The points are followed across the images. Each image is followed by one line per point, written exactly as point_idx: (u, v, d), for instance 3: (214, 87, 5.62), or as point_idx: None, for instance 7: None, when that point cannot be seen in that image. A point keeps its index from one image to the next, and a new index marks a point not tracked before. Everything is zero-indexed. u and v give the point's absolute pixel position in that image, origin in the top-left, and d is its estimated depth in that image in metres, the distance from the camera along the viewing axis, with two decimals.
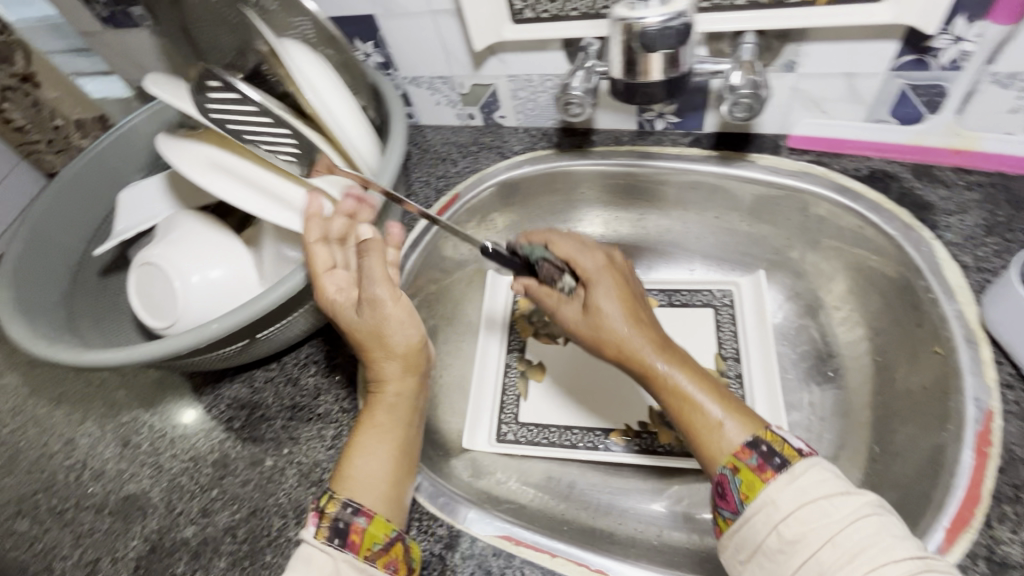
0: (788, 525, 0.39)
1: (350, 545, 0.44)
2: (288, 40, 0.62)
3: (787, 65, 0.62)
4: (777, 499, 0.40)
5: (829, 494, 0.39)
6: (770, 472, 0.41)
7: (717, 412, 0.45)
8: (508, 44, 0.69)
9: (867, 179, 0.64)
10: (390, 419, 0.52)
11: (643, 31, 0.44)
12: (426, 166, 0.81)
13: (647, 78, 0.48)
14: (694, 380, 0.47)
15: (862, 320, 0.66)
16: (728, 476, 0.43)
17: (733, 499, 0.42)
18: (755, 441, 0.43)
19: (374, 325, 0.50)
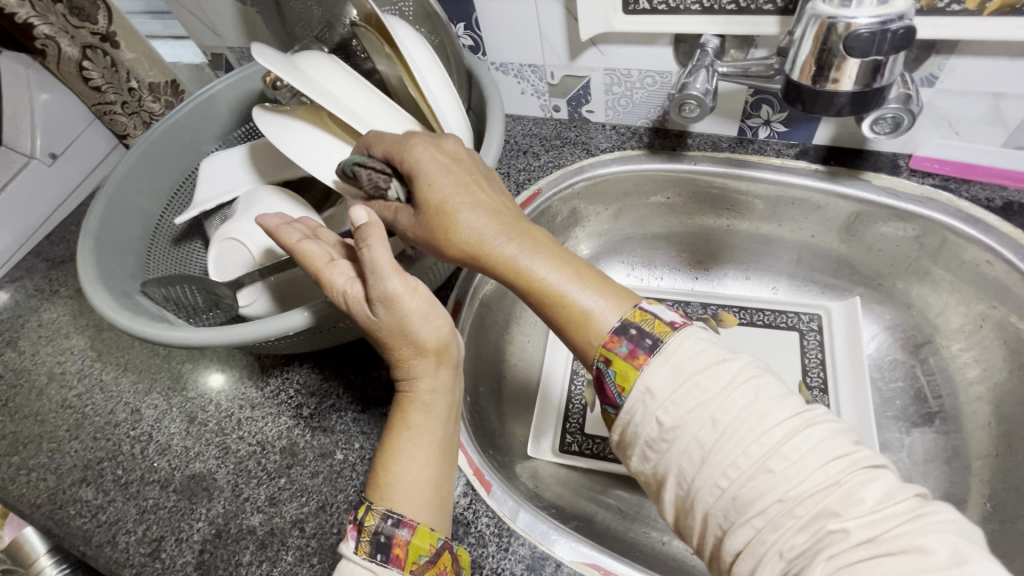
0: (672, 410, 0.38)
1: (394, 559, 0.41)
2: (390, 17, 0.59)
3: (927, 78, 0.56)
4: (652, 383, 0.38)
5: (700, 370, 0.38)
6: (642, 357, 0.39)
7: (582, 296, 0.42)
8: (613, 35, 0.65)
9: (1002, 212, 0.59)
10: (431, 418, 0.46)
11: (853, 33, 0.41)
12: (505, 157, 0.78)
13: (837, 86, 0.45)
14: (557, 267, 0.44)
15: (977, 363, 0.61)
16: (603, 370, 0.40)
17: (612, 393, 0.40)
18: (624, 325, 0.40)
19: (395, 321, 0.44)
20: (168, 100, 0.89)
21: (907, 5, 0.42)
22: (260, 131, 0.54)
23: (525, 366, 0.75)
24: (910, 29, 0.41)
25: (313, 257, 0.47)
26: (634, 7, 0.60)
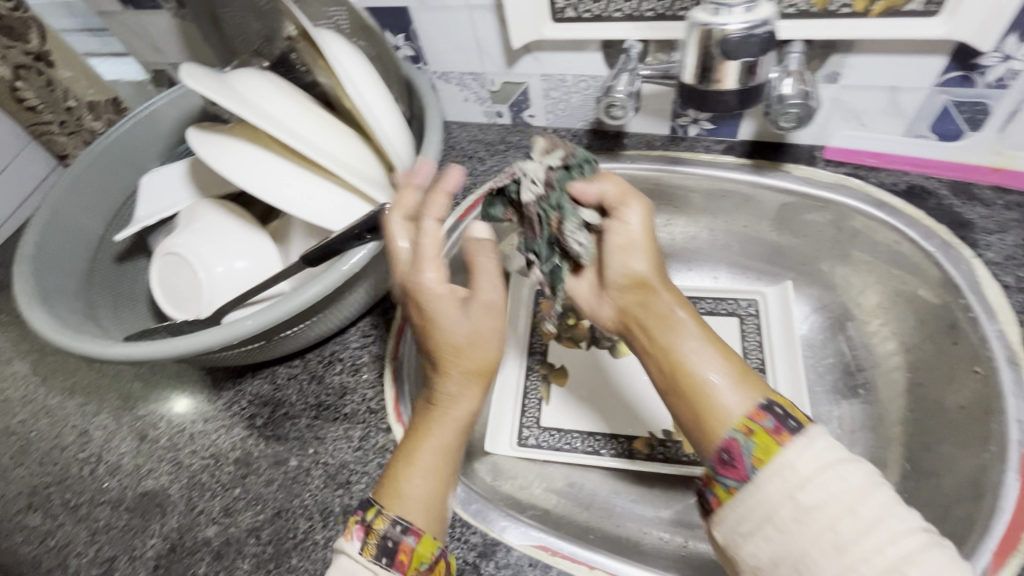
0: (807, 494, 0.35)
1: (398, 565, 0.41)
2: (324, 32, 0.60)
3: (830, 76, 0.61)
4: (794, 466, 0.36)
5: (839, 459, 0.36)
6: (787, 435, 0.38)
7: (725, 381, 0.42)
8: (545, 43, 0.68)
9: (905, 194, 0.63)
10: (445, 439, 0.46)
11: (725, 37, 0.45)
12: (451, 163, 0.80)
13: (721, 86, 0.49)
14: (714, 344, 0.45)
15: (894, 336, 0.65)
16: (739, 441, 0.39)
17: (743, 466, 0.38)
18: (768, 404, 0.40)
19: (473, 329, 0.46)
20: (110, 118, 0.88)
21: (771, 9, 0.45)
22: (195, 151, 0.53)
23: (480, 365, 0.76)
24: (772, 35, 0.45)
25: (421, 240, 0.46)
26: (561, 14, 0.63)
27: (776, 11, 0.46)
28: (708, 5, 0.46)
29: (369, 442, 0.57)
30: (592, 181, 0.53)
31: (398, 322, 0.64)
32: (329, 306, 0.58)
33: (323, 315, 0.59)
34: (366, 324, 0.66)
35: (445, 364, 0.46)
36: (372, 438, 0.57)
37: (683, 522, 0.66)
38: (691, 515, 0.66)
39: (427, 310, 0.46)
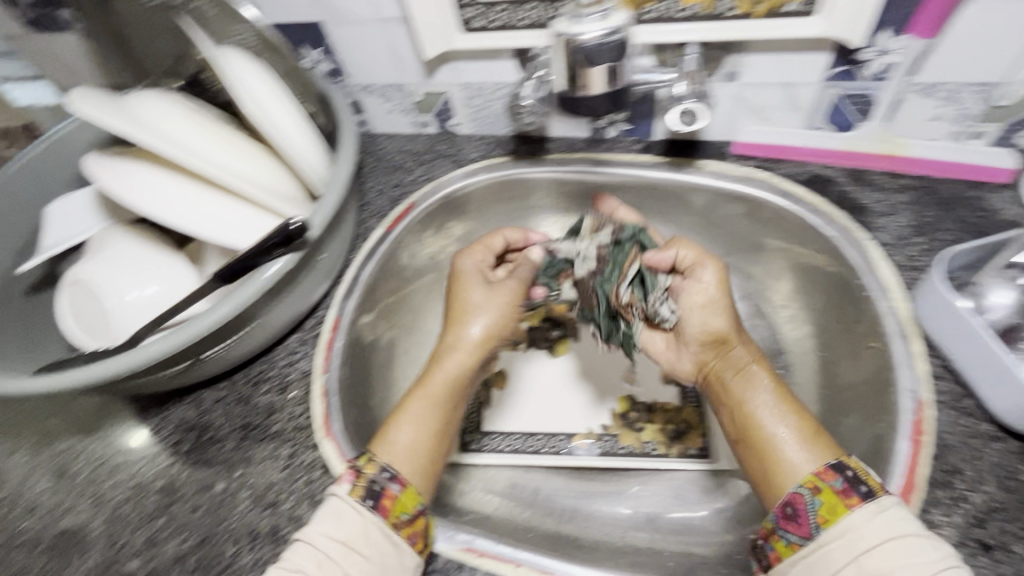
0: (870, 557, 0.39)
1: (381, 508, 0.48)
2: (228, 49, 0.60)
3: (729, 74, 0.64)
4: (863, 532, 0.40)
5: (911, 534, 0.39)
6: (854, 499, 0.42)
7: (789, 438, 0.48)
8: (459, 53, 0.69)
9: (807, 183, 0.67)
10: (433, 399, 0.57)
11: (581, 46, 0.44)
12: (380, 175, 0.80)
13: (587, 90, 0.48)
14: (779, 401, 0.51)
15: (807, 318, 0.68)
16: (805, 498, 0.44)
17: (807, 523, 0.43)
18: (839, 466, 0.44)
19: (483, 304, 0.64)
20: (23, 145, 0.85)
21: (623, 18, 0.45)
22: (92, 178, 0.52)
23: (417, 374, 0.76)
24: (622, 43, 0.45)
25: (471, 257, 0.68)
26: (471, 25, 0.64)
27: (631, 19, 0.46)
28: (564, 15, 0.46)
29: (297, 460, 0.57)
30: (664, 249, 0.60)
31: (327, 338, 0.65)
32: (249, 326, 0.58)
33: (244, 335, 0.58)
34: (294, 341, 0.65)
35: (455, 342, 0.61)
36: (301, 455, 0.57)
37: (622, 514, 0.67)
38: (629, 507, 0.67)
39: (455, 308, 0.64)
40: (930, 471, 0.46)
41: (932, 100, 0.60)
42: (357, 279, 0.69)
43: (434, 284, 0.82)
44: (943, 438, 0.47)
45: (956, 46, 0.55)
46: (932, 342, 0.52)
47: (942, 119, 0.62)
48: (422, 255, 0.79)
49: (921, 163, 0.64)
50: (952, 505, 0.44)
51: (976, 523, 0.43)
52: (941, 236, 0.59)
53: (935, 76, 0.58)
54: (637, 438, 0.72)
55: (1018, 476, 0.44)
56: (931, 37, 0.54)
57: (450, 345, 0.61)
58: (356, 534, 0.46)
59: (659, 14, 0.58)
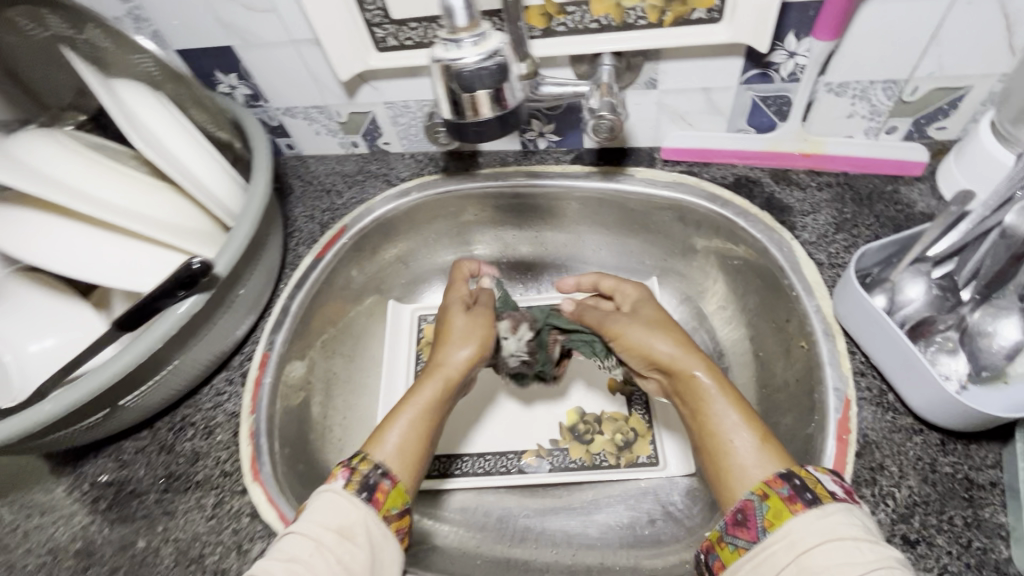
0: (811, 557, 0.36)
1: (375, 502, 0.46)
2: (122, 82, 0.57)
3: (648, 82, 0.63)
4: (803, 533, 0.37)
5: (855, 537, 0.36)
6: (800, 504, 0.38)
7: (748, 443, 0.45)
8: (378, 72, 0.67)
9: (733, 186, 0.67)
10: (434, 396, 0.54)
11: (459, 72, 0.43)
12: (309, 199, 0.77)
13: (476, 116, 0.46)
14: (735, 408, 0.47)
15: (744, 320, 0.68)
16: (754, 503, 0.41)
17: (755, 527, 0.40)
18: (788, 473, 0.41)
19: (470, 326, 0.61)
20: None
21: (499, 41, 0.44)
22: None
23: (358, 404, 0.73)
24: (503, 64, 0.44)
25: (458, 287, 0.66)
26: (384, 44, 0.63)
27: (508, 40, 0.46)
28: (441, 41, 0.44)
29: (222, 510, 0.54)
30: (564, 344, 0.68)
31: (255, 375, 0.62)
32: (166, 370, 0.55)
33: (163, 378, 0.55)
34: (220, 381, 0.63)
35: (443, 362, 0.57)
36: (227, 504, 0.54)
37: (575, 531, 0.66)
38: (582, 524, 0.66)
39: (444, 333, 0.60)
40: (854, 469, 0.46)
41: (844, 99, 0.61)
42: (286, 310, 0.67)
43: (374, 308, 0.79)
44: (866, 435, 0.48)
45: (858, 47, 0.56)
46: (853, 338, 0.53)
47: (856, 116, 0.63)
48: (357, 280, 0.76)
49: (840, 159, 0.64)
50: (877, 502, 0.44)
51: (899, 519, 0.43)
52: (860, 232, 0.60)
53: (844, 76, 0.59)
54: (586, 451, 0.70)
55: (938, 468, 0.45)
56: (833, 38, 0.53)
57: (438, 364, 0.57)
58: (349, 524, 0.44)
59: (571, 26, 0.58)
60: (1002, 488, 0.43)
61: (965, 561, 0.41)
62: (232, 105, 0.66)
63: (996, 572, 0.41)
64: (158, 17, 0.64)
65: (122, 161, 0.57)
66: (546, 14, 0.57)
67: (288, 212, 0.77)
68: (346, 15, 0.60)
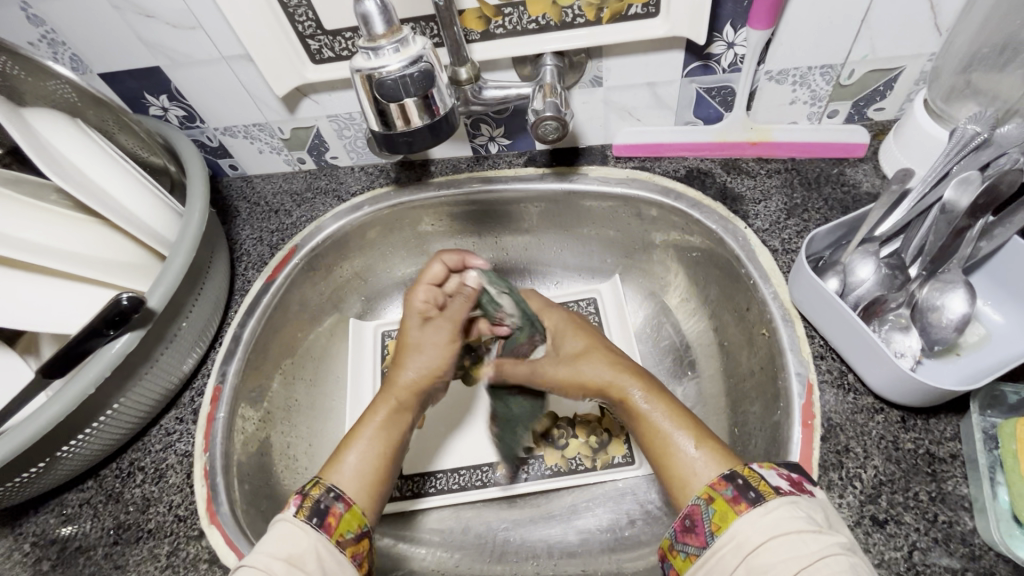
0: (758, 556, 0.36)
1: (326, 526, 0.44)
2: (32, 110, 0.53)
3: (593, 80, 0.63)
4: (749, 532, 0.37)
5: (799, 530, 0.36)
6: (744, 504, 0.38)
7: (688, 446, 0.45)
8: (317, 84, 0.65)
9: (686, 178, 0.67)
10: (387, 417, 0.53)
11: (380, 81, 0.42)
12: (257, 220, 0.74)
13: (406, 125, 0.45)
14: (672, 414, 0.48)
15: (706, 311, 0.68)
16: (701, 507, 0.40)
17: (703, 532, 0.39)
18: (731, 474, 0.41)
19: (424, 341, 0.57)
20: None
21: (421, 45, 0.43)
22: None
23: (323, 430, 0.70)
24: (428, 70, 0.43)
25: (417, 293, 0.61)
26: (319, 56, 0.61)
27: (430, 44, 0.44)
28: (359, 50, 0.43)
29: (179, 558, 0.51)
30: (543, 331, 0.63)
31: (207, 411, 0.59)
32: (105, 415, 0.51)
33: (102, 425, 0.52)
34: (170, 420, 0.60)
35: (396, 381, 0.55)
36: (182, 550, 0.52)
37: (556, 540, 0.64)
38: (562, 531, 0.64)
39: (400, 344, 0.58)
40: (821, 454, 0.46)
41: (786, 86, 0.62)
42: (237, 339, 0.64)
43: (334, 327, 0.76)
44: (830, 418, 0.48)
45: (794, 34, 0.56)
46: (811, 322, 0.53)
47: (799, 102, 0.63)
48: (313, 300, 0.73)
49: (786, 145, 0.64)
50: (844, 485, 0.45)
51: (868, 500, 0.44)
52: (810, 216, 0.61)
53: (783, 63, 0.59)
54: (563, 456, 0.68)
55: (901, 445, 0.45)
56: (769, 27, 0.53)
57: (390, 383, 0.55)
58: (301, 552, 0.42)
59: (509, 28, 0.57)
60: (962, 460, 0.44)
61: (933, 537, 0.42)
62: (160, 127, 0.62)
63: (963, 544, 0.41)
64: (75, 39, 0.60)
65: (42, 195, 0.53)
66: (483, 16, 0.56)
67: (234, 236, 0.73)
68: (276, 28, 0.57)
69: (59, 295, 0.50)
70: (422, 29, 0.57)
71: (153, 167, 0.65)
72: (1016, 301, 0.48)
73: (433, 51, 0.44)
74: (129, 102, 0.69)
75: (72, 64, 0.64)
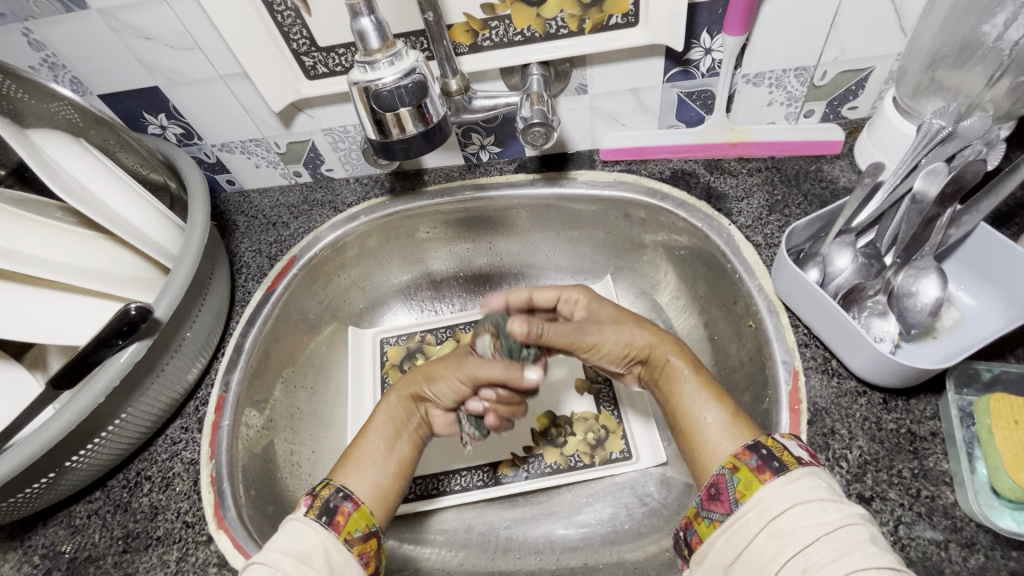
0: (781, 521, 0.37)
1: (335, 524, 0.45)
2: (38, 131, 0.55)
3: (578, 87, 0.65)
4: (773, 499, 0.38)
5: (820, 498, 0.37)
6: (769, 473, 0.40)
7: (711, 416, 0.47)
8: (312, 99, 0.67)
9: (670, 179, 0.69)
10: (389, 421, 0.55)
11: (376, 92, 0.44)
12: (255, 232, 0.76)
13: (401, 132, 0.46)
14: (704, 387, 0.49)
15: (695, 308, 0.70)
16: (725, 476, 0.42)
17: (728, 499, 0.41)
18: (756, 444, 0.42)
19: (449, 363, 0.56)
20: None
21: (414, 58, 0.45)
22: None
23: (325, 436, 0.71)
24: (422, 82, 0.45)
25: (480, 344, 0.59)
26: (313, 72, 0.63)
27: (423, 57, 0.46)
28: (356, 64, 0.45)
29: (187, 564, 0.52)
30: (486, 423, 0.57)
31: (212, 419, 0.60)
32: (112, 425, 0.52)
33: (109, 436, 0.53)
34: (175, 430, 0.61)
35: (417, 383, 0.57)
36: (191, 556, 0.53)
37: (558, 535, 0.65)
38: (564, 526, 0.66)
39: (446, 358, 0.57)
40: (808, 437, 0.48)
41: (762, 88, 0.64)
42: (239, 348, 0.65)
43: (333, 336, 0.78)
44: (816, 403, 0.50)
45: (767, 38, 0.59)
46: (795, 312, 0.55)
47: (776, 104, 0.66)
48: (313, 309, 0.75)
49: (766, 145, 0.67)
50: (832, 466, 0.46)
51: (854, 479, 0.45)
52: (791, 212, 0.63)
53: (758, 67, 0.62)
54: (561, 453, 0.70)
55: (884, 426, 0.47)
56: (743, 33, 0.56)
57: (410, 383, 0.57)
58: (309, 547, 0.43)
59: (496, 40, 0.60)
60: (942, 438, 0.46)
61: (917, 511, 0.43)
62: (161, 146, 0.65)
63: (945, 517, 0.43)
64: (75, 63, 0.62)
65: (47, 213, 0.55)
66: (470, 30, 0.59)
67: (233, 249, 0.75)
68: (272, 46, 0.60)
69: (65, 309, 0.51)
70: (413, 44, 0.59)
71: (154, 183, 0.67)
72: (989, 285, 0.51)
73: (426, 63, 0.46)
74: (128, 121, 0.70)
75: (72, 86, 0.66)
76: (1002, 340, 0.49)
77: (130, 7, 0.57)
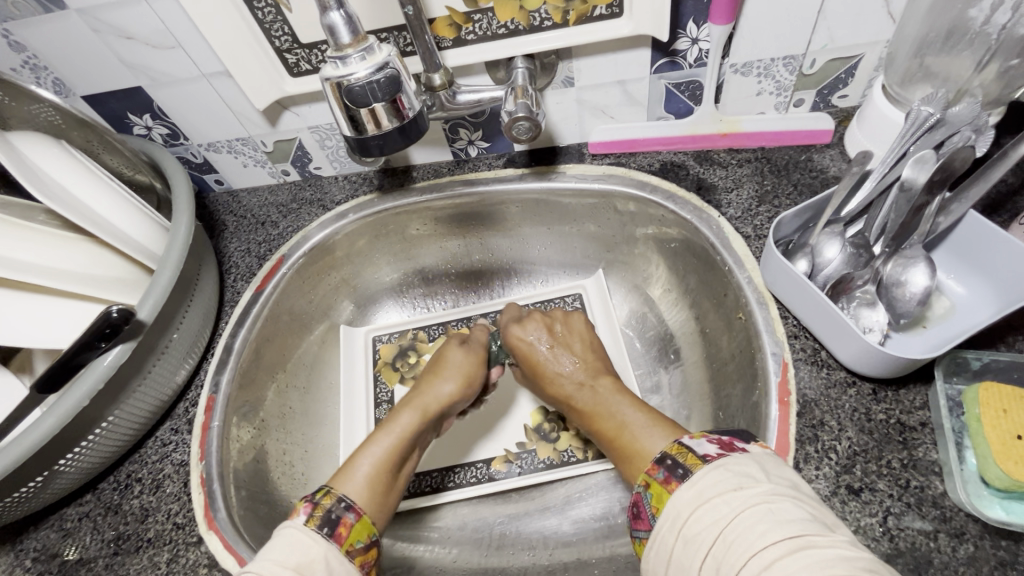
0: (689, 526, 0.37)
1: (337, 536, 0.44)
2: (17, 133, 0.54)
3: (565, 80, 0.65)
4: (680, 506, 0.38)
5: (721, 491, 0.37)
6: (674, 482, 0.40)
7: (635, 437, 0.47)
8: (297, 97, 0.66)
9: (660, 172, 0.69)
10: (400, 436, 0.54)
11: (349, 88, 0.43)
12: (244, 232, 0.76)
13: (376, 128, 0.46)
14: (628, 411, 0.51)
15: (687, 300, 0.70)
16: (642, 493, 0.42)
17: (647, 517, 0.41)
18: (662, 456, 0.43)
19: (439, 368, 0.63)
20: None
21: (387, 53, 0.44)
22: None
23: (317, 435, 0.71)
24: (395, 76, 0.44)
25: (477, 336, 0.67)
26: (297, 69, 0.62)
27: (398, 52, 0.46)
28: (328, 59, 0.44)
29: (178, 565, 0.52)
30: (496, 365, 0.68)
31: (201, 420, 0.60)
32: (98, 429, 0.52)
33: (96, 439, 0.52)
34: (165, 431, 0.61)
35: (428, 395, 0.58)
36: (181, 557, 0.53)
37: (553, 529, 0.65)
38: (558, 520, 0.66)
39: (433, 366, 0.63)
40: (797, 429, 0.48)
41: (751, 78, 0.64)
42: (229, 349, 0.65)
43: (326, 335, 0.77)
44: (805, 394, 0.49)
45: (754, 27, 0.58)
46: (784, 304, 0.55)
47: (766, 93, 0.65)
48: (304, 309, 0.75)
49: (755, 135, 0.66)
50: (821, 458, 0.46)
51: (843, 470, 0.45)
52: (781, 202, 0.63)
53: (746, 56, 0.61)
54: (555, 448, 0.70)
55: (873, 416, 0.47)
56: (729, 22, 0.55)
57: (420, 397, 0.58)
58: (310, 559, 0.41)
59: (480, 33, 0.59)
60: (931, 428, 0.46)
61: (905, 501, 0.43)
62: (146, 146, 0.63)
63: (934, 507, 0.43)
64: (57, 64, 0.62)
65: (31, 217, 0.55)
66: (454, 24, 0.58)
67: (222, 249, 0.74)
68: (254, 45, 0.59)
69: (47, 314, 0.51)
70: (396, 39, 0.58)
71: (139, 184, 0.66)
72: (979, 274, 0.50)
73: (400, 58, 0.46)
74: (113, 122, 0.70)
75: (55, 88, 0.65)
76: (992, 328, 0.49)
77: (109, 6, 0.56)
